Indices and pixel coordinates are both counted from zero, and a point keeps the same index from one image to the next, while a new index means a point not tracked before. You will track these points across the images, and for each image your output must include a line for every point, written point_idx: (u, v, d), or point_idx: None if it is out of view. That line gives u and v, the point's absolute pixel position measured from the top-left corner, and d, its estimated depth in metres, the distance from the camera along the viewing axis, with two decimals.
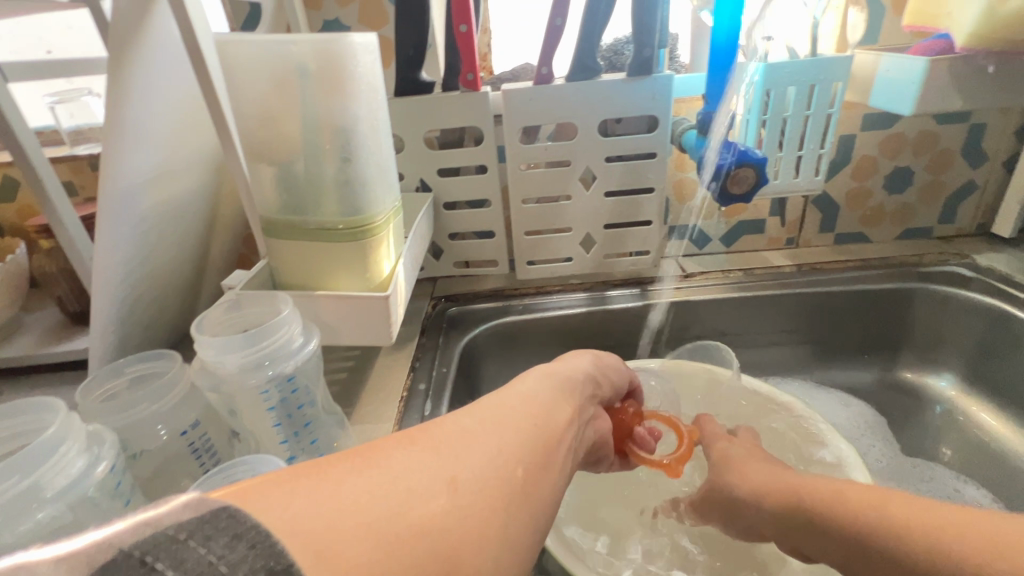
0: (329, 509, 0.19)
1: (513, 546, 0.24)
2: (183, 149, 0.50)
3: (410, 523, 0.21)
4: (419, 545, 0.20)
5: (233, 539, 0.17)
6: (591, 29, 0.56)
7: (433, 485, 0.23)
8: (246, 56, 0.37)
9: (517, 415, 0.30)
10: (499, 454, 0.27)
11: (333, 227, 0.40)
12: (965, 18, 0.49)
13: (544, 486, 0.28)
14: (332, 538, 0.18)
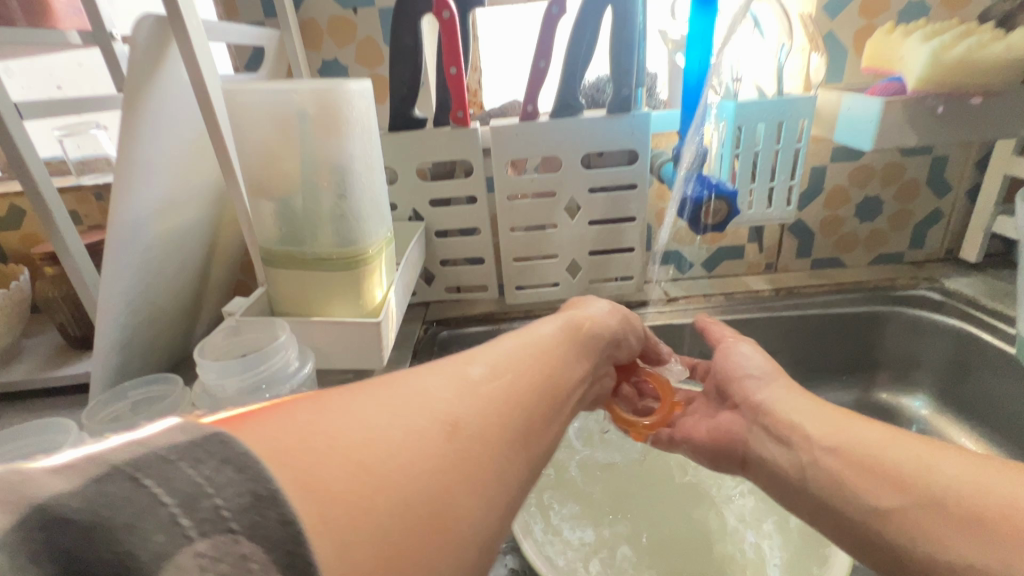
0: (324, 438, 0.21)
1: (501, 491, 0.25)
2: (188, 182, 0.53)
3: (400, 456, 0.22)
4: (404, 483, 0.21)
5: (223, 463, 0.18)
6: (572, 70, 0.60)
7: (429, 425, 0.24)
8: (252, 103, 0.40)
9: (524, 368, 0.32)
10: (498, 402, 0.28)
11: (328, 257, 0.43)
12: (914, 63, 0.53)
13: (534, 438, 0.28)
14: (317, 471, 0.20)
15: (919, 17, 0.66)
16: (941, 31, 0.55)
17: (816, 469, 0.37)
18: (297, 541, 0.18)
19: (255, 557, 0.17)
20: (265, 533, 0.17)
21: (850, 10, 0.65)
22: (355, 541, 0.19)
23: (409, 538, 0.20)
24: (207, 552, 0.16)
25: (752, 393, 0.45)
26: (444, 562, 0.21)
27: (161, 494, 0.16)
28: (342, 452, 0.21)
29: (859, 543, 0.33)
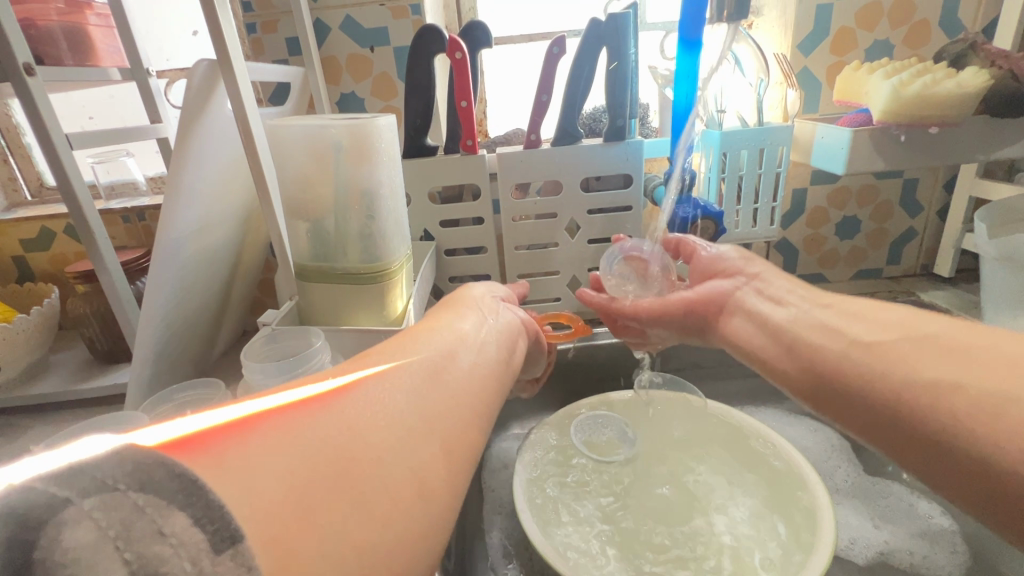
0: (223, 420, 0.24)
1: (412, 446, 0.28)
2: (223, 207, 0.58)
3: (301, 419, 0.25)
4: (307, 450, 0.24)
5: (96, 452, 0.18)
6: (572, 103, 0.67)
7: (328, 397, 0.27)
8: (291, 136, 0.46)
9: (424, 351, 0.35)
10: (397, 372, 0.31)
11: (356, 272, 0.48)
12: (879, 98, 0.59)
13: (438, 405, 0.31)
14: (216, 450, 0.22)
15: (883, 54, 0.73)
16: (901, 69, 0.61)
17: (810, 323, 0.42)
18: (193, 489, 0.18)
19: (152, 505, 0.17)
20: (157, 487, 0.18)
21: (822, 49, 0.72)
22: (261, 483, 0.21)
23: (317, 474, 0.23)
24: (98, 509, 0.17)
25: (745, 268, 0.53)
26: (362, 489, 0.24)
27: (32, 483, 0.16)
28: (242, 425, 0.24)
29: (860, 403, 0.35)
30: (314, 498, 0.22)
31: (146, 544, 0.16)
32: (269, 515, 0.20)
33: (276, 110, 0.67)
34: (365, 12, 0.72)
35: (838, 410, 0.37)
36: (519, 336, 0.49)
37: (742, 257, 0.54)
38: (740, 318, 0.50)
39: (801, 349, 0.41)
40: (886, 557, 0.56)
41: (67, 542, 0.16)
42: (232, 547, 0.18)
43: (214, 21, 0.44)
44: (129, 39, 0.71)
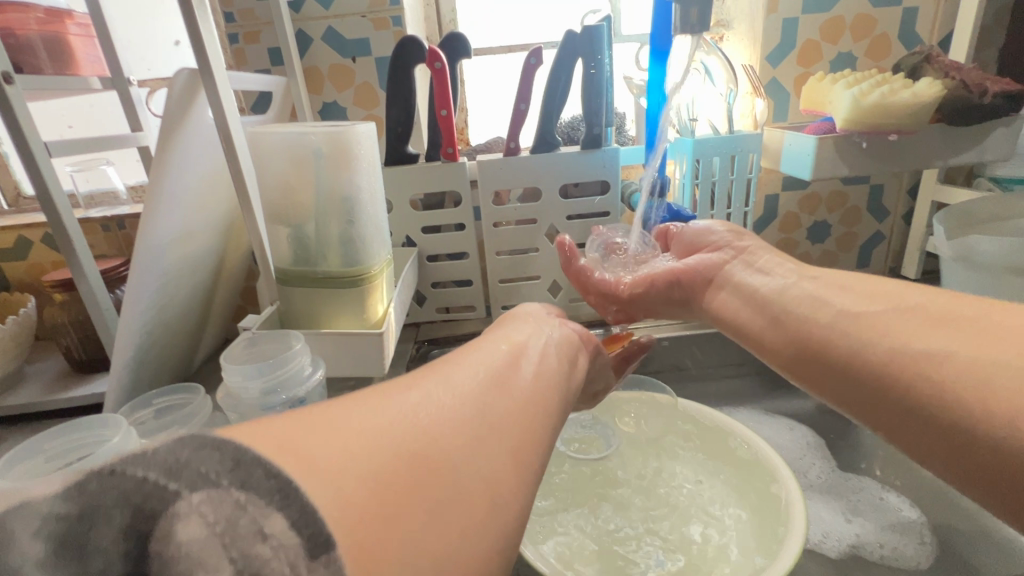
0: (306, 422, 0.23)
1: (489, 453, 0.26)
2: (204, 213, 0.58)
3: (377, 423, 0.24)
4: (386, 453, 0.23)
5: (198, 446, 0.20)
6: (549, 111, 0.69)
7: (407, 398, 0.26)
8: (272, 142, 0.47)
9: (490, 358, 0.33)
10: (464, 380, 0.30)
11: (337, 276, 0.48)
12: (840, 106, 0.62)
13: (513, 408, 0.29)
14: (300, 448, 0.22)
15: (847, 66, 0.76)
16: (860, 80, 0.64)
17: (797, 295, 0.44)
18: (288, 490, 0.20)
19: (252, 503, 0.19)
20: (253, 487, 0.19)
21: (789, 59, 0.75)
22: (344, 487, 0.21)
23: (396, 481, 0.22)
24: (203, 504, 0.19)
25: (735, 240, 0.55)
26: (438, 497, 0.23)
27: (140, 473, 0.19)
28: (323, 427, 0.23)
29: (849, 378, 0.37)
30: (393, 505, 0.21)
31: (248, 543, 0.18)
32: (352, 519, 0.20)
33: (258, 118, 0.68)
34: (347, 24, 0.73)
35: (817, 377, 0.40)
36: (579, 348, 0.45)
37: (729, 232, 0.57)
38: (734, 287, 0.52)
39: (788, 320, 0.43)
40: (856, 551, 0.58)
41: (181, 535, 0.18)
42: (327, 553, 0.19)
43: (194, 27, 0.45)
44: (109, 50, 0.71)
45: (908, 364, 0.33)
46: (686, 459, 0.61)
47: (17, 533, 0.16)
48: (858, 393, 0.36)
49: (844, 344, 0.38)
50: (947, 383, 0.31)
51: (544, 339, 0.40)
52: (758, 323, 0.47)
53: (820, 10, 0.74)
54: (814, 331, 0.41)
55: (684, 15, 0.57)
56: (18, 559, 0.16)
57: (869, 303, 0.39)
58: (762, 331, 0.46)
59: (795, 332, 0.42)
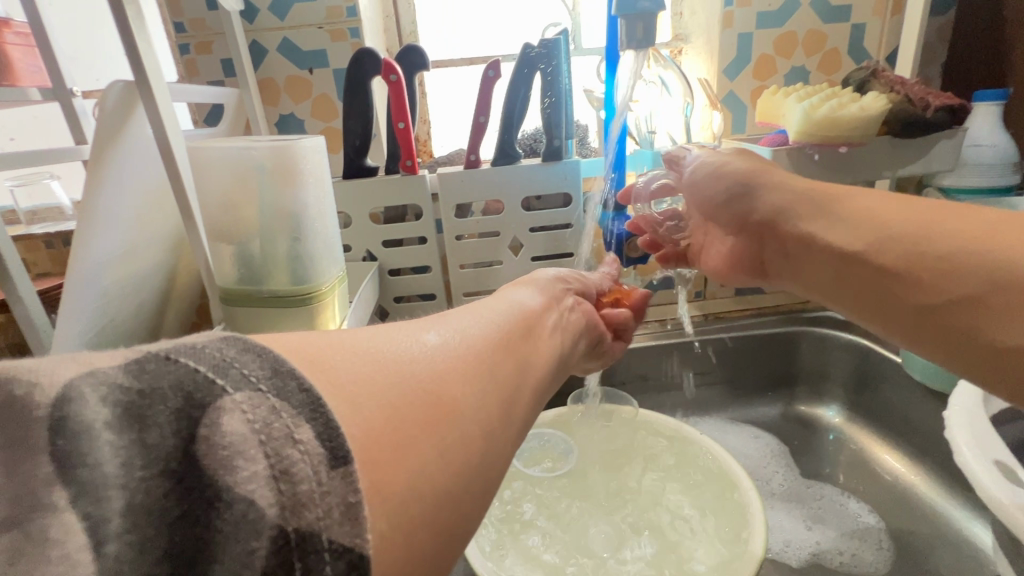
0: (332, 339, 0.23)
1: (495, 406, 0.26)
2: (148, 231, 0.56)
3: (395, 355, 0.24)
4: (401, 385, 0.23)
5: (243, 350, 0.20)
6: (509, 124, 0.69)
7: (423, 336, 0.26)
8: (211, 157, 0.45)
9: (502, 316, 0.32)
10: (479, 331, 0.29)
11: (284, 295, 0.47)
12: (793, 118, 0.64)
13: (517, 369, 0.29)
14: (324, 363, 0.22)
15: (801, 79, 0.78)
16: (811, 93, 0.66)
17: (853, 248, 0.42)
18: (317, 405, 0.19)
19: (285, 410, 0.19)
20: (288, 397, 0.19)
21: (745, 74, 0.77)
22: (363, 409, 0.21)
23: (409, 413, 0.22)
24: (245, 403, 0.18)
25: (765, 198, 0.51)
26: (446, 435, 0.23)
27: (192, 364, 0.18)
28: (346, 354, 0.23)
29: (929, 333, 0.38)
30: (407, 435, 0.21)
31: (282, 446, 0.18)
32: (366, 439, 0.20)
33: (208, 131, 0.65)
34: (302, 35, 0.72)
35: (891, 322, 0.41)
36: (582, 335, 0.45)
37: (753, 188, 0.52)
38: (783, 275, 0.52)
39: (848, 274, 0.43)
40: (817, 558, 0.58)
41: (225, 427, 0.18)
42: (345, 466, 0.19)
43: (130, 39, 0.43)
44: (51, 58, 0.68)
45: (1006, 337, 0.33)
46: (651, 468, 0.61)
47: (81, 396, 0.16)
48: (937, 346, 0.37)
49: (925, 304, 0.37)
50: None
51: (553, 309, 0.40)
52: (817, 276, 0.47)
53: (772, 26, 0.75)
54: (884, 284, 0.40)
55: (630, 29, 0.58)
56: (86, 419, 0.16)
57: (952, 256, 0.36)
58: (824, 277, 0.46)
59: (860, 282, 0.42)
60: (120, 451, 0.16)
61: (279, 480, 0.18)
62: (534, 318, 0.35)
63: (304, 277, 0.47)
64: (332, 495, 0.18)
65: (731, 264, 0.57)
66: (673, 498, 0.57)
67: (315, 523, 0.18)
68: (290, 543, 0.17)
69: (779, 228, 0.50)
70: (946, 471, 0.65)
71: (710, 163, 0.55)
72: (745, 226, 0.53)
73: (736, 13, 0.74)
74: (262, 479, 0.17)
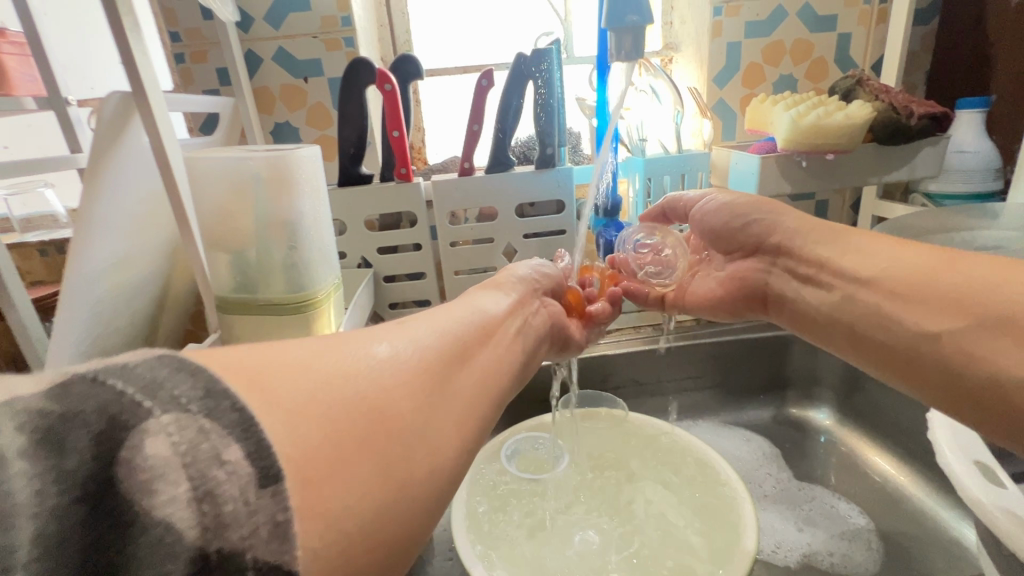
0: (272, 355, 0.23)
1: (442, 422, 0.26)
2: (142, 240, 0.56)
3: (341, 370, 0.24)
4: (346, 401, 0.23)
5: (178, 369, 0.19)
6: (502, 131, 0.69)
7: (368, 351, 0.26)
8: (209, 167, 0.46)
9: (458, 325, 0.33)
10: (432, 343, 0.29)
11: (280, 302, 0.47)
12: (780, 126, 0.65)
13: (464, 382, 0.29)
14: (266, 380, 0.21)
15: (789, 88, 0.80)
16: (798, 101, 0.67)
17: (855, 270, 0.44)
18: (249, 424, 0.19)
19: (215, 431, 0.18)
20: (218, 417, 0.19)
21: (734, 82, 0.78)
22: (303, 427, 0.21)
23: (353, 429, 0.22)
24: (172, 425, 0.18)
25: (772, 228, 0.54)
26: (389, 452, 0.23)
27: (119, 387, 0.18)
28: (288, 367, 0.23)
29: (911, 362, 0.39)
30: (348, 452, 0.21)
31: (207, 467, 0.18)
32: (304, 459, 0.20)
33: (203, 141, 0.65)
34: (298, 44, 0.72)
35: (876, 352, 0.42)
36: (545, 338, 0.46)
37: (764, 219, 0.55)
38: (784, 303, 0.53)
39: (840, 304, 0.45)
40: (809, 559, 0.59)
41: (147, 450, 0.17)
42: (275, 484, 0.19)
43: (127, 50, 0.43)
44: (46, 68, 0.68)
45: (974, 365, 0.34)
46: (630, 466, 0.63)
47: None
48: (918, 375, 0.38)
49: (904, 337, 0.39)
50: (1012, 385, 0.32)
51: (515, 318, 0.41)
52: (811, 306, 0.48)
53: (760, 35, 0.77)
54: (871, 317, 0.42)
55: (619, 41, 0.59)
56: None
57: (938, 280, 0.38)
58: (817, 306, 0.48)
59: (847, 312, 0.44)
60: (32, 479, 0.15)
61: (203, 502, 0.17)
62: (491, 332, 0.35)
63: (299, 284, 0.48)
64: (260, 514, 0.18)
65: (731, 294, 0.59)
66: (653, 494, 0.58)
67: (240, 543, 0.17)
68: (210, 566, 0.17)
69: (788, 256, 0.52)
70: (935, 472, 0.66)
71: (717, 199, 0.59)
72: (755, 254, 0.56)
73: (725, 22, 0.76)
74: (182, 502, 0.17)
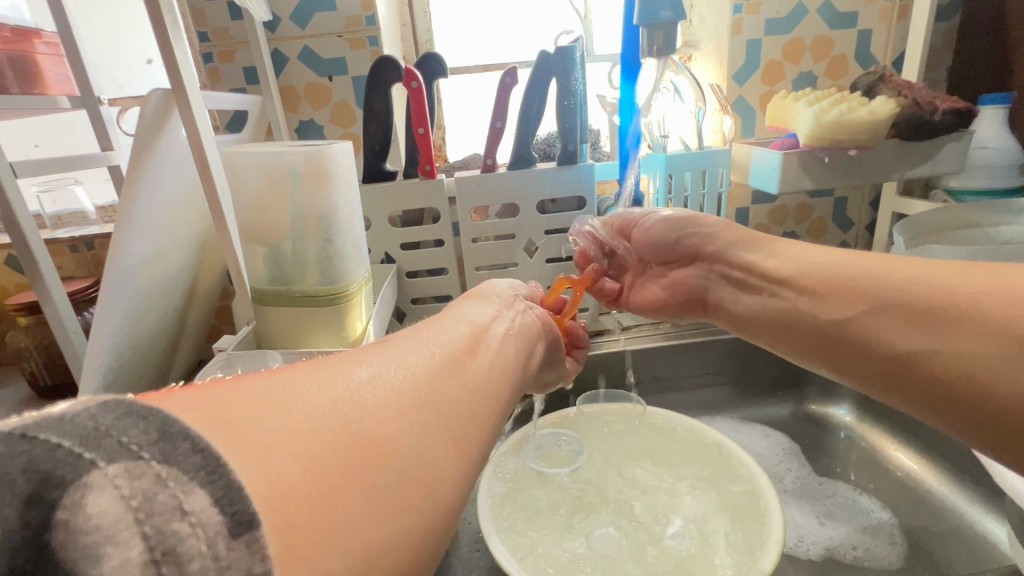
0: (239, 392, 0.22)
1: (434, 440, 0.26)
2: (176, 234, 0.57)
3: (318, 399, 0.23)
4: (325, 430, 0.22)
5: (125, 414, 0.18)
6: (525, 128, 0.70)
7: (344, 377, 0.25)
8: (247, 163, 0.47)
9: (446, 338, 0.33)
10: (417, 360, 0.29)
11: (315, 294, 0.48)
12: (803, 122, 0.65)
13: (457, 393, 0.29)
14: (234, 419, 0.21)
15: (808, 84, 0.80)
16: (820, 98, 0.67)
17: (808, 275, 0.45)
18: (215, 467, 0.18)
19: (174, 479, 0.17)
20: (178, 462, 0.17)
21: (754, 79, 0.79)
22: (279, 463, 0.20)
23: (336, 462, 0.21)
24: (120, 477, 0.16)
25: (709, 240, 0.56)
26: (374, 481, 0.22)
27: (54, 440, 0.16)
28: (264, 404, 0.22)
29: (865, 363, 0.39)
30: (329, 486, 0.21)
31: (166, 520, 0.16)
32: (281, 500, 0.19)
33: (232, 138, 0.67)
34: (323, 43, 0.74)
35: (834, 359, 0.42)
36: (538, 337, 0.46)
37: (700, 230, 0.57)
38: (722, 307, 0.56)
39: (796, 312, 0.45)
40: (832, 553, 0.59)
41: (90, 509, 0.15)
42: (249, 533, 0.17)
43: (168, 49, 0.44)
44: (79, 68, 0.69)
45: (914, 361, 0.35)
46: (642, 462, 0.63)
47: None
48: (874, 378, 0.39)
49: (856, 342, 0.40)
50: (957, 375, 0.33)
51: (504, 324, 0.40)
52: (764, 315, 0.49)
53: (780, 32, 0.77)
54: (823, 324, 0.42)
55: (651, 36, 0.61)
56: None
57: (873, 279, 0.40)
58: (768, 312, 0.49)
59: (801, 319, 0.45)
60: None
61: (161, 564, 0.16)
62: (479, 340, 0.35)
63: (332, 277, 0.49)
64: (233, 570, 0.16)
65: (673, 304, 0.62)
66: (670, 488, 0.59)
67: None
68: None
69: (727, 262, 0.54)
70: (957, 466, 0.66)
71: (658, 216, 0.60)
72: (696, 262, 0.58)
73: (745, 20, 0.76)
74: (137, 566, 0.15)
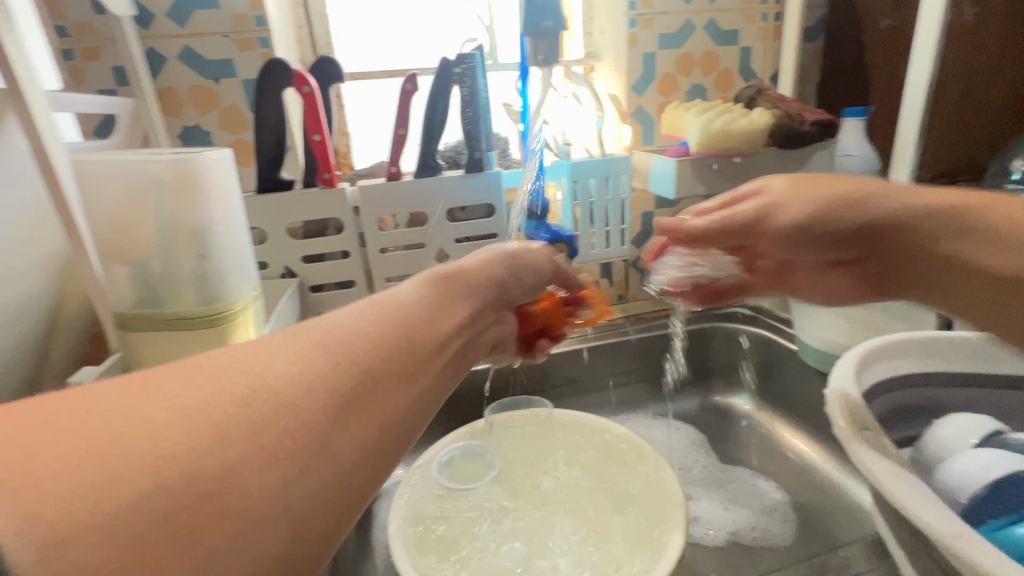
0: (50, 424, 0.18)
1: (310, 488, 0.21)
2: (22, 254, 0.50)
3: (159, 429, 0.19)
4: (167, 478, 0.18)
5: None
6: (429, 135, 0.69)
7: (206, 401, 0.20)
8: (104, 172, 0.42)
9: (377, 339, 0.26)
10: (321, 375, 0.23)
11: (190, 315, 0.44)
12: (693, 131, 0.70)
13: (361, 424, 0.23)
14: (38, 470, 0.17)
15: (700, 96, 0.85)
16: (708, 108, 0.72)
17: (983, 245, 0.38)
18: None
19: None
20: None
21: (651, 90, 0.83)
22: (91, 519, 0.17)
23: (170, 510, 0.18)
24: None
25: (872, 212, 0.41)
26: (221, 540, 0.18)
27: None
28: (109, 414, 0.19)
29: None
30: (155, 544, 0.17)
31: None
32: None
33: (99, 143, 0.60)
34: (206, 43, 0.68)
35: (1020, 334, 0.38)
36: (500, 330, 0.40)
37: (870, 212, 0.41)
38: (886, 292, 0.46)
39: (959, 291, 0.40)
40: (734, 536, 0.62)
41: None
42: None
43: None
44: None
45: None
46: (566, 463, 0.63)
47: None
48: None
49: None
50: None
51: (468, 311, 0.33)
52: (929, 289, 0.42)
53: (672, 47, 0.82)
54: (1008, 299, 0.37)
55: (535, 45, 0.62)
56: None
57: None
58: (943, 287, 0.41)
59: (966, 290, 0.39)
60: None
61: None
62: (428, 340, 0.28)
63: (210, 296, 0.45)
64: None
65: (850, 287, 0.49)
66: (592, 489, 0.59)
67: None
68: None
69: (886, 238, 0.41)
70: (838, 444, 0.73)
71: (789, 216, 0.45)
72: (846, 239, 0.43)
73: (640, 34, 0.80)
74: None
